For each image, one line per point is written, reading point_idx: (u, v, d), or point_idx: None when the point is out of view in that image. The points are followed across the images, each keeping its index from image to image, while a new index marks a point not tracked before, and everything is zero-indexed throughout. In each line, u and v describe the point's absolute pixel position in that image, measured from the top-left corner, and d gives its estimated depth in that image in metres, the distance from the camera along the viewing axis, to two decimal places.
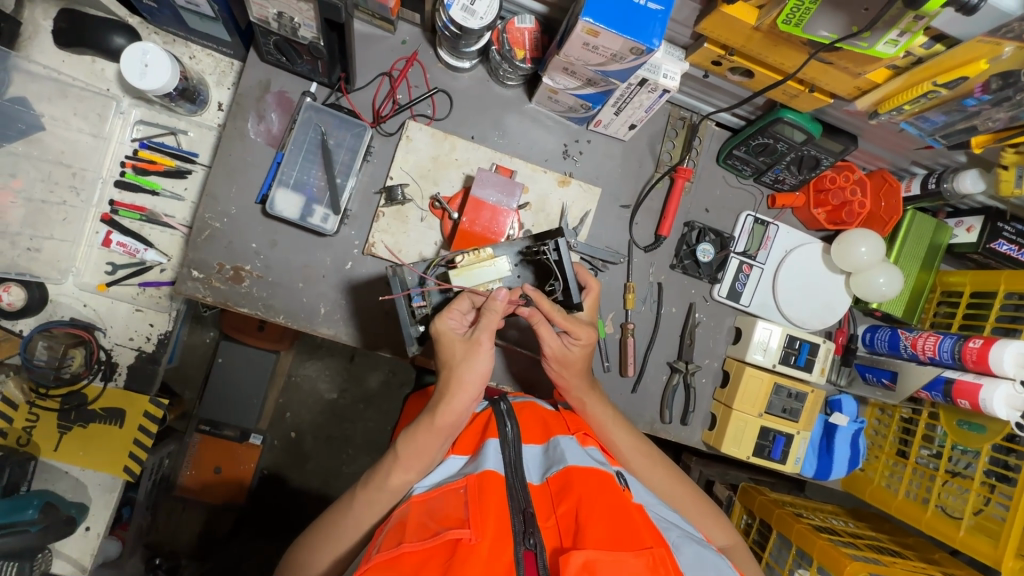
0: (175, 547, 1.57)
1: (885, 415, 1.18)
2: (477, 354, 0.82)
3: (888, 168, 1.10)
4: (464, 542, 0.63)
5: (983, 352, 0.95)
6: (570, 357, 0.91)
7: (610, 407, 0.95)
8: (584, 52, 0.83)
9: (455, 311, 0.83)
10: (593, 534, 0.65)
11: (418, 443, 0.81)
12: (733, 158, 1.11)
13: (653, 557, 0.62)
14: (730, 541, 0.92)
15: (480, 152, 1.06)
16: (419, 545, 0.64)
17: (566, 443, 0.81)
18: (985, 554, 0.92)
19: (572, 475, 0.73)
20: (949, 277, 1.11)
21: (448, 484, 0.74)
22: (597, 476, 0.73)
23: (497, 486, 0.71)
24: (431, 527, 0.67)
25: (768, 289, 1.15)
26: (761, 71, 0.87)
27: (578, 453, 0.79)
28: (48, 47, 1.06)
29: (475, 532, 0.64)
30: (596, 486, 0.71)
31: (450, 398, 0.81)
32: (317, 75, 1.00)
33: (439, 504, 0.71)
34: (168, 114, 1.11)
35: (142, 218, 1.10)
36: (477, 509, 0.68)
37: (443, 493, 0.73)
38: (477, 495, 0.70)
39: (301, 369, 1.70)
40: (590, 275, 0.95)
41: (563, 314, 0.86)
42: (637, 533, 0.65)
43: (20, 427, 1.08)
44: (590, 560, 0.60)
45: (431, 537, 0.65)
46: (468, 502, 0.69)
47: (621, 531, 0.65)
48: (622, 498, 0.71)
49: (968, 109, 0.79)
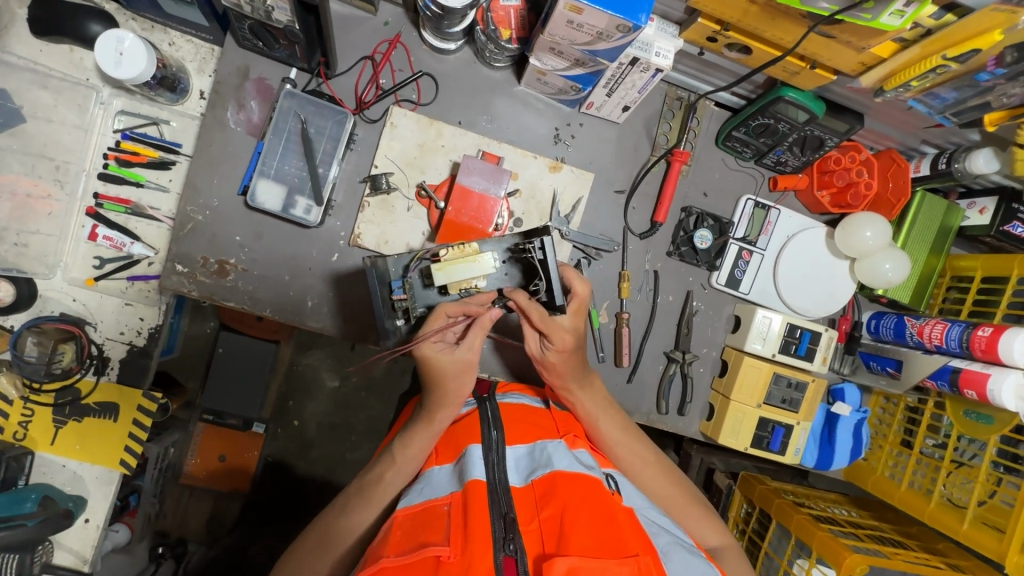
0: (184, 534, 1.59)
1: (890, 405, 1.15)
2: (462, 375, 0.84)
3: (897, 147, 1.05)
4: (444, 559, 0.61)
5: (992, 341, 0.91)
6: (550, 362, 0.89)
7: (601, 401, 0.93)
8: (569, 31, 0.78)
9: (437, 326, 0.80)
10: (577, 539, 0.62)
11: (418, 448, 0.84)
12: (733, 140, 1.06)
13: (637, 565, 0.59)
14: (723, 541, 0.90)
15: (468, 138, 1.02)
16: (399, 560, 0.62)
17: (552, 446, 0.78)
18: (989, 548, 0.90)
19: (557, 480, 0.70)
20: (960, 262, 1.06)
21: (432, 500, 0.71)
22: (584, 480, 0.70)
23: (477, 496, 0.68)
24: (412, 542, 0.65)
25: (768, 276, 1.11)
26: (760, 47, 0.82)
27: (565, 457, 0.75)
28: (25, 36, 1.02)
29: (455, 549, 0.62)
30: (581, 491, 0.68)
31: (441, 411, 0.84)
32: (296, 60, 0.97)
33: (419, 521, 0.69)
34: (150, 104, 1.07)
35: (128, 211, 1.07)
36: (460, 525, 0.66)
37: (420, 510, 0.70)
38: (462, 508, 0.68)
39: (302, 358, 1.69)
40: (581, 278, 0.87)
41: (540, 312, 0.82)
42: (622, 539, 0.63)
43: (16, 422, 1.08)
44: (574, 566, 0.58)
45: (406, 555, 0.63)
46: (451, 520, 0.67)
47: (607, 537, 0.62)
48: (609, 503, 0.69)
49: (981, 85, 0.74)
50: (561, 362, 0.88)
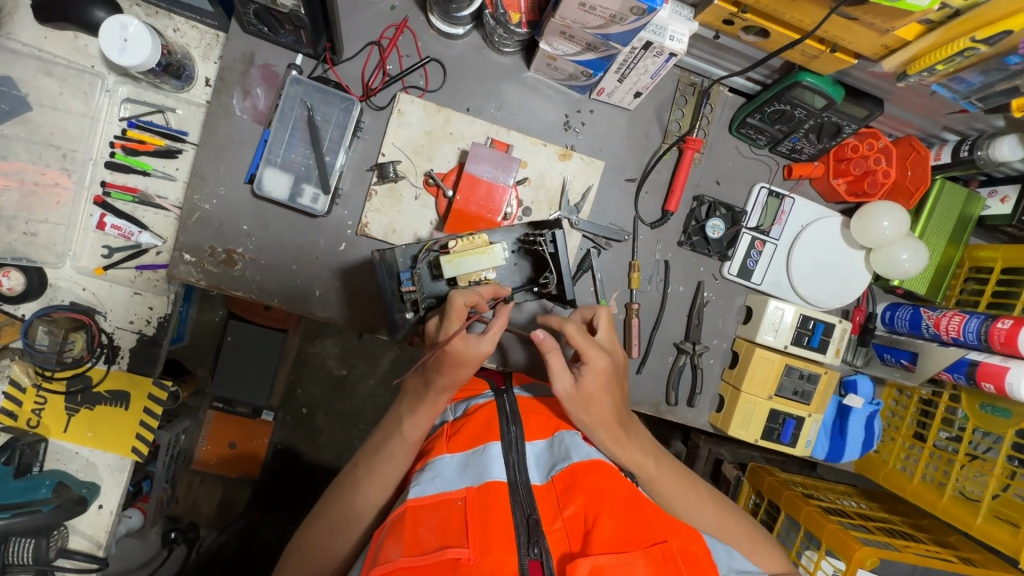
0: (195, 519, 1.61)
1: (903, 397, 1.13)
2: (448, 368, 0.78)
3: (916, 134, 1.02)
4: (463, 562, 0.61)
5: (1012, 334, 0.88)
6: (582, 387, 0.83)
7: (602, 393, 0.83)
8: (581, 14, 0.77)
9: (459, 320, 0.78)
10: (601, 537, 0.62)
11: (424, 427, 0.83)
12: (747, 127, 1.03)
13: (661, 555, 0.59)
14: (780, 568, 0.85)
15: (476, 125, 1.01)
16: (418, 560, 0.61)
17: (565, 437, 0.77)
18: (1003, 543, 0.89)
19: (576, 472, 0.69)
20: (979, 252, 1.03)
21: (446, 494, 0.70)
22: (602, 469, 0.69)
23: (497, 500, 0.68)
24: (430, 540, 0.64)
25: (781, 268, 1.09)
26: (778, 30, 0.79)
27: (583, 449, 0.74)
28: (30, 23, 1.01)
29: (475, 551, 0.62)
30: (603, 480, 0.68)
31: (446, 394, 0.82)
32: (302, 46, 0.95)
33: (435, 516, 0.67)
34: (155, 91, 1.06)
35: (135, 200, 1.06)
36: (480, 526, 0.65)
37: (433, 505, 0.69)
38: (480, 508, 0.67)
39: (310, 347, 1.69)
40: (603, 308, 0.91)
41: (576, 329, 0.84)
42: (647, 526, 0.62)
43: (29, 409, 1.09)
44: (598, 566, 0.58)
45: (424, 555, 0.62)
46: (469, 518, 0.66)
47: (631, 526, 0.62)
48: (631, 489, 0.68)
49: (1010, 68, 0.71)
50: (591, 387, 0.83)
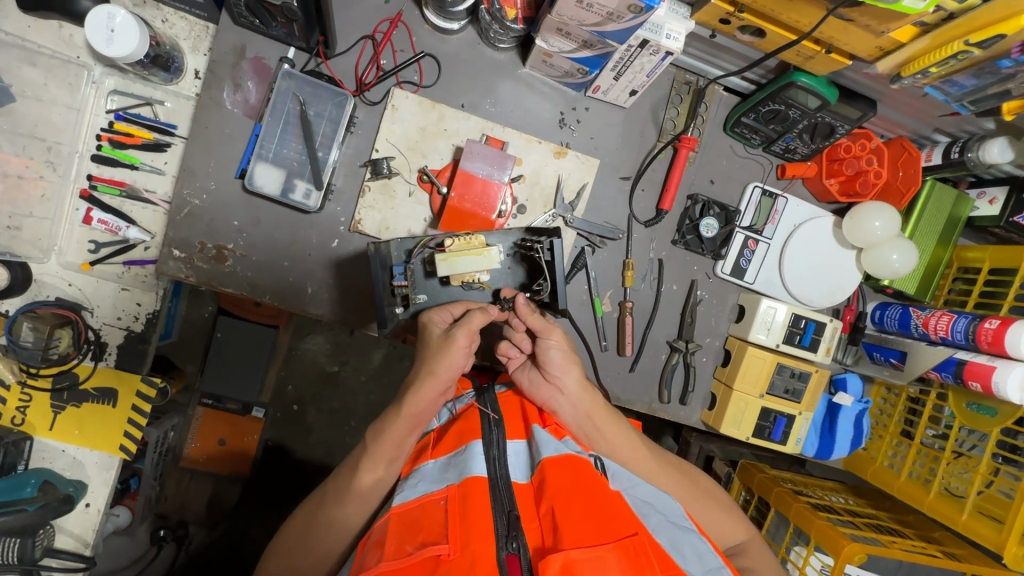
0: (184, 516, 1.58)
1: (891, 395, 1.15)
2: (426, 382, 0.79)
3: (908, 136, 1.03)
4: (444, 558, 0.61)
5: (999, 334, 0.90)
6: (551, 360, 0.85)
7: (579, 380, 0.85)
8: (578, 11, 0.76)
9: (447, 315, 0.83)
10: (572, 531, 0.61)
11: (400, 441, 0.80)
12: (741, 126, 1.04)
13: (633, 547, 0.59)
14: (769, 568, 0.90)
15: (470, 122, 1.00)
16: (396, 563, 0.61)
17: (537, 432, 0.76)
18: (986, 538, 0.90)
19: (546, 468, 0.68)
20: (967, 253, 1.05)
21: (427, 496, 0.69)
22: (573, 462, 0.69)
23: (480, 498, 0.66)
24: (410, 543, 0.64)
25: (773, 267, 1.09)
26: (774, 30, 0.79)
27: (551, 443, 0.74)
28: (14, 12, 0.99)
29: (454, 547, 0.62)
30: (572, 477, 0.67)
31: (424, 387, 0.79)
32: (294, 39, 0.94)
33: (415, 518, 0.67)
34: (143, 83, 1.03)
35: (122, 194, 1.04)
36: (459, 523, 0.64)
37: (414, 507, 0.68)
38: (461, 504, 0.66)
39: (301, 343, 1.68)
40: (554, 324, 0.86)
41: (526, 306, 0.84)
42: (618, 521, 0.62)
43: (14, 407, 1.07)
44: (571, 560, 0.57)
45: (404, 558, 0.62)
46: (449, 516, 0.65)
47: (602, 521, 0.62)
48: (601, 484, 0.68)
49: (1002, 72, 0.72)
50: (561, 361, 0.84)
